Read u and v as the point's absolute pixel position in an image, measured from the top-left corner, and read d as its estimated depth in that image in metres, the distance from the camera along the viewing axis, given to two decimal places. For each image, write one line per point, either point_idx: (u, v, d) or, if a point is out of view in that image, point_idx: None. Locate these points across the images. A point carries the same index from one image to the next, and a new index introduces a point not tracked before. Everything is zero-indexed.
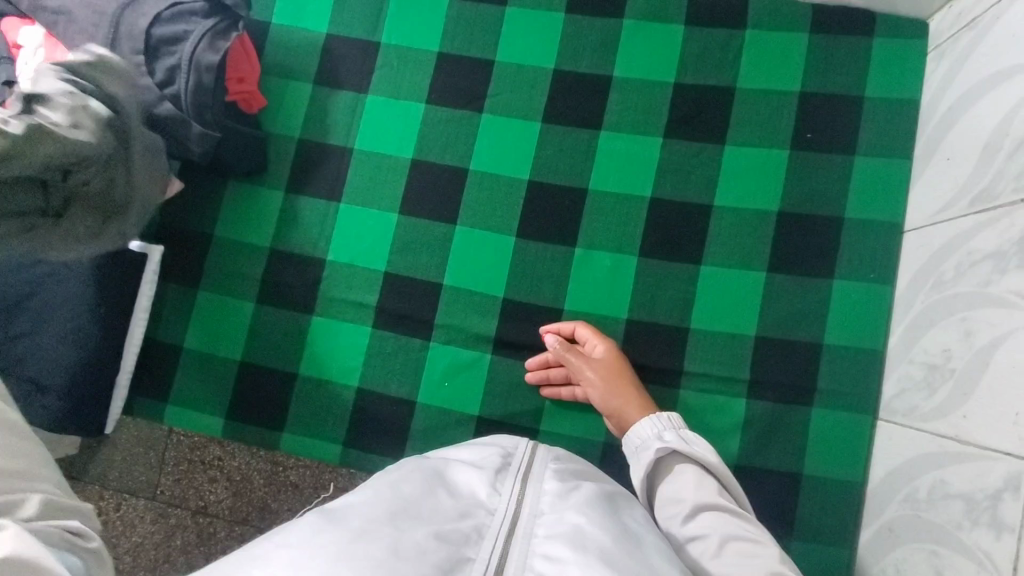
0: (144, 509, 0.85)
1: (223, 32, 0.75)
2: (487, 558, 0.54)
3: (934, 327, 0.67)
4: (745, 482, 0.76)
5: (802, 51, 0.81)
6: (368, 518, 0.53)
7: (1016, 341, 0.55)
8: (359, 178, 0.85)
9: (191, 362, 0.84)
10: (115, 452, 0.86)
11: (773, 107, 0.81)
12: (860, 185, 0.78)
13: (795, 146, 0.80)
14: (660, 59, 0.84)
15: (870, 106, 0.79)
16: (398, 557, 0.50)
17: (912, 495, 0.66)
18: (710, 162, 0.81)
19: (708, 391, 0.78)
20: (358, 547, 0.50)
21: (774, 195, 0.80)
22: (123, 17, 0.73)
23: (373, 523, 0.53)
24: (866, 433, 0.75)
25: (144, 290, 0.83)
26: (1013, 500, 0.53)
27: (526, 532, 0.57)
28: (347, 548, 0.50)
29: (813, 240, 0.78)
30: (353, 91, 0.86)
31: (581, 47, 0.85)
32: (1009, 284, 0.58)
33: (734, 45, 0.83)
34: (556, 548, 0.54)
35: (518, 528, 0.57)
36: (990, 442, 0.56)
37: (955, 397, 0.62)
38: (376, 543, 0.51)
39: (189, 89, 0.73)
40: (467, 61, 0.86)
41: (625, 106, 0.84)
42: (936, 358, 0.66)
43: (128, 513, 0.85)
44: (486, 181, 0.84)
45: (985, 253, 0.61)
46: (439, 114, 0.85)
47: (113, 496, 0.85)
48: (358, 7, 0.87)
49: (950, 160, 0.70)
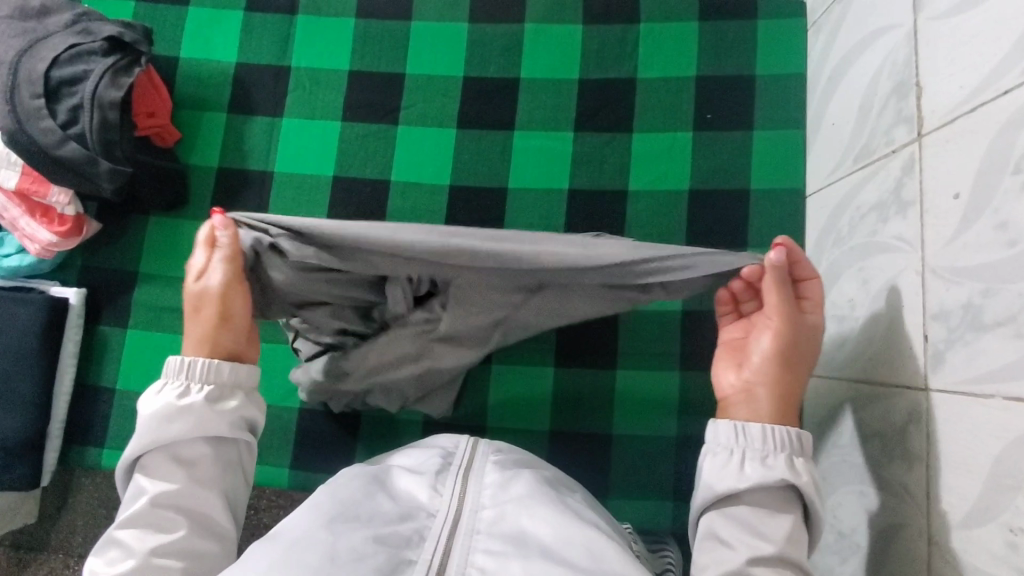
0: None
1: (125, 69, 0.75)
2: (428, 557, 0.53)
3: (838, 280, 0.70)
4: (688, 451, 0.78)
5: (694, 38, 0.86)
6: (306, 529, 0.54)
7: (903, 282, 0.58)
8: (282, 200, 0.85)
9: (124, 403, 0.82)
10: (77, 518, 0.83)
11: (673, 93, 0.85)
12: (761, 157, 0.82)
13: (698, 127, 0.84)
14: (564, 58, 0.87)
15: (761, 83, 0.84)
16: (334, 563, 0.50)
17: (838, 442, 0.68)
18: (621, 149, 0.85)
19: (643, 369, 0.80)
20: (293, 557, 0.51)
21: (684, 175, 0.83)
22: (22, 63, 0.73)
23: (308, 533, 0.53)
24: (796, 390, 0.78)
25: (70, 334, 0.81)
26: (918, 430, 0.55)
27: (468, 528, 0.55)
28: (281, 561, 0.50)
29: (724, 213, 0.82)
30: (268, 116, 0.88)
31: (487, 53, 0.88)
32: (891, 231, 0.61)
33: (630, 38, 0.87)
34: (497, 544, 0.54)
35: (461, 525, 0.55)
36: (894, 379, 0.59)
37: (863, 341, 0.64)
38: (312, 552, 0.51)
39: (94, 128, 0.73)
40: (377, 77, 0.88)
41: (535, 105, 0.87)
42: (843, 309, 0.69)
43: None
44: (407, 190, 0.85)
45: (871, 205, 0.65)
46: (356, 130, 0.87)
47: (78, 565, 0.82)
48: (266, 35, 0.89)
49: (835, 125, 0.74)
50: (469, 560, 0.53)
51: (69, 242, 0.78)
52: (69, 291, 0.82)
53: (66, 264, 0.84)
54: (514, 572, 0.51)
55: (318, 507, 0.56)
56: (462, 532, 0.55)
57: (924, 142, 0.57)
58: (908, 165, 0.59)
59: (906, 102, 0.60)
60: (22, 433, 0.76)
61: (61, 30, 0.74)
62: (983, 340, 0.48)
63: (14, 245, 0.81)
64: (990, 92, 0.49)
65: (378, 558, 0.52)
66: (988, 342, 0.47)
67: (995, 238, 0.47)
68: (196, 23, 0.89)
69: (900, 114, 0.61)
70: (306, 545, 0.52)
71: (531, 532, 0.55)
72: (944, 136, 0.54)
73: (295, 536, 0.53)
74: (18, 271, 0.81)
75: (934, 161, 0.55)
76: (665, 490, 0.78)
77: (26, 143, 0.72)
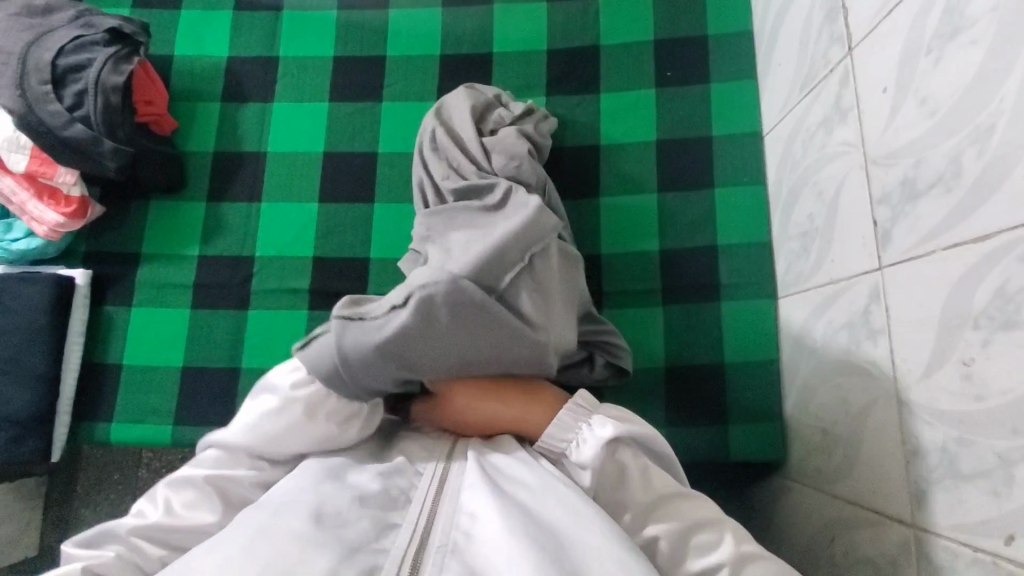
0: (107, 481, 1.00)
1: (125, 58, 0.81)
2: (415, 518, 0.51)
3: (800, 201, 0.75)
4: (677, 378, 0.82)
5: (649, 7, 0.94)
6: (287, 493, 0.52)
7: (852, 180, 0.64)
8: (276, 177, 0.90)
9: (131, 376, 0.84)
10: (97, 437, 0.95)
11: (634, 56, 0.92)
12: (720, 105, 0.89)
13: (659, 84, 0.91)
14: (531, 33, 0.95)
15: (713, 40, 0.91)
16: (320, 523, 0.48)
17: (814, 349, 0.71)
18: (590, 108, 0.91)
19: (628, 306, 0.85)
20: (277, 518, 0.48)
21: (650, 128, 0.90)
22: (30, 52, 0.78)
23: (291, 497, 0.51)
24: (772, 313, 0.82)
25: (77, 314, 0.84)
26: (878, 307, 0.59)
27: (454, 488, 0.54)
28: (265, 522, 0.48)
29: (691, 159, 0.88)
30: (260, 102, 0.93)
31: (460, 33, 0.96)
32: (837, 139, 0.67)
33: (591, 11, 0.95)
34: (479, 504, 0.51)
35: (447, 486, 0.54)
36: (853, 270, 0.63)
37: (823, 247, 0.70)
38: (295, 513, 0.48)
39: (99, 110, 0.78)
40: (360, 61, 0.95)
41: (508, 75, 0.94)
42: (805, 226, 0.74)
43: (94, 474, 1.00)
44: (394, 160, 0.91)
45: (818, 123, 0.71)
46: (342, 109, 0.93)
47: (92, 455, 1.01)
48: (254, 30, 0.96)
49: (781, 65, 0.81)
50: (456, 519, 0.50)
51: (77, 223, 0.83)
52: (76, 272, 0.85)
53: (72, 250, 0.88)
54: (497, 533, 0.48)
55: (301, 476, 0.55)
56: (450, 492, 0.53)
57: (855, 53, 0.63)
58: (844, 78, 0.65)
59: (836, 24, 0.67)
60: (33, 407, 0.79)
61: (65, 24, 0.81)
62: (920, 207, 0.53)
63: (23, 229, 0.85)
64: None
65: (363, 522, 0.49)
66: (925, 205, 0.52)
67: (919, 113, 0.53)
68: (189, 24, 0.96)
69: (833, 36, 0.68)
70: (289, 506, 0.49)
71: (510, 488, 0.53)
72: (871, 42, 0.61)
73: (282, 500, 0.51)
74: (25, 256, 0.85)
75: (864, 67, 0.62)
76: (655, 419, 0.81)
77: (35, 125, 0.77)
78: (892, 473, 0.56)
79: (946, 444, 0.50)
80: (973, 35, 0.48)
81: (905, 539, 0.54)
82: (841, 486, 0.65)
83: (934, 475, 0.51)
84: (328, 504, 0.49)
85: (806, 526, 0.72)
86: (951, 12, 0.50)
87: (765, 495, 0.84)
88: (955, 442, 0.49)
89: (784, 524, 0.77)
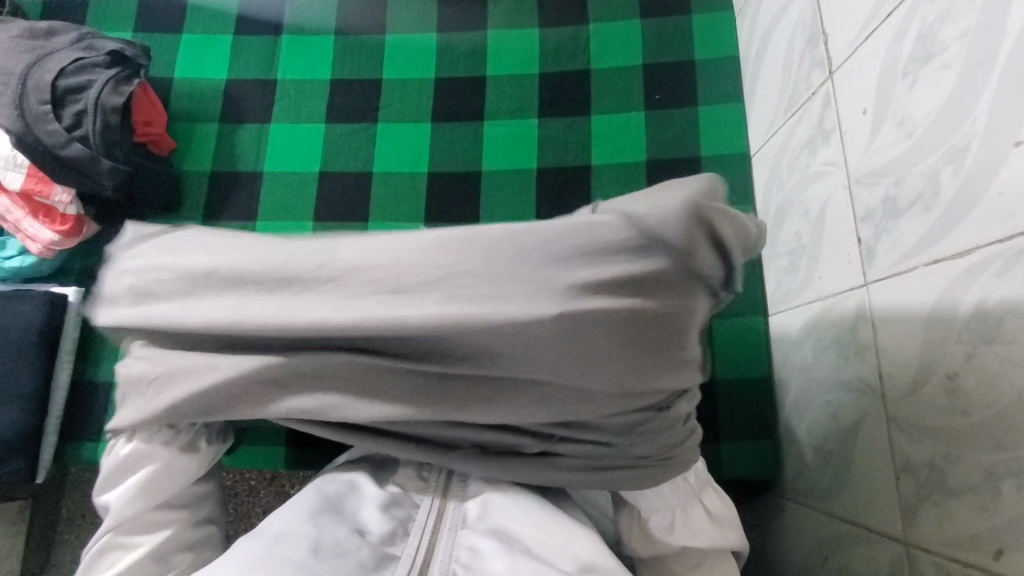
0: (84, 504, 0.99)
1: (125, 79, 0.83)
2: (412, 553, 0.49)
3: (787, 219, 0.77)
4: None
5: (638, 33, 0.96)
6: (288, 521, 0.49)
7: (837, 198, 0.65)
8: (272, 195, 0.92)
9: (121, 394, 0.84)
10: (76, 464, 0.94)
11: (624, 79, 0.95)
12: (708, 127, 0.91)
13: (649, 106, 0.93)
14: (524, 57, 0.97)
15: (700, 65, 0.94)
16: (318, 557, 0.46)
17: (804, 366, 0.72)
18: (582, 130, 0.93)
19: None
20: (276, 550, 0.46)
21: (640, 148, 0.91)
22: (31, 74, 0.80)
23: (292, 526, 0.49)
24: (762, 330, 0.82)
25: (68, 333, 0.84)
26: (864, 323, 0.59)
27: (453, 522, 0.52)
28: (265, 554, 0.46)
29: (680, 178, 0.89)
30: (257, 123, 0.95)
31: (455, 57, 0.98)
32: (821, 158, 0.68)
33: (582, 36, 0.97)
34: (481, 541, 0.50)
35: (445, 518, 0.52)
36: (839, 286, 0.64)
37: (811, 265, 0.70)
38: (295, 546, 0.47)
39: (98, 130, 0.80)
40: (357, 83, 0.97)
41: (501, 98, 0.96)
42: (793, 243, 0.75)
43: (74, 495, 0.99)
44: (389, 179, 0.92)
45: (803, 142, 0.73)
46: (339, 129, 0.95)
47: (72, 476, 1.00)
48: (253, 54, 0.98)
49: (766, 89, 0.84)
50: (453, 555, 0.49)
51: (71, 240, 0.84)
52: (69, 290, 0.85)
53: (65, 267, 0.88)
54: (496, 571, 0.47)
55: (302, 500, 0.52)
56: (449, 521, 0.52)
57: (835, 78, 0.66)
58: (826, 100, 0.67)
59: (817, 49, 0.70)
60: (20, 425, 0.78)
61: (66, 46, 0.83)
62: (901, 223, 0.54)
63: (16, 247, 0.86)
64: (877, 19, 0.58)
65: (361, 553, 0.48)
66: (907, 222, 0.53)
67: (897, 133, 0.55)
68: (189, 47, 0.98)
69: (815, 60, 0.70)
70: (291, 538, 0.47)
71: (513, 529, 0.50)
72: (850, 65, 0.63)
73: (279, 528, 0.49)
74: (18, 273, 0.85)
75: (845, 89, 0.64)
76: None
77: (33, 144, 0.78)
78: (884, 490, 0.56)
79: (933, 457, 0.50)
80: (945, 59, 0.50)
81: (897, 555, 0.54)
82: (834, 504, 0.65)
83: (923, 490, 0.51)
84: (327, 537, 0.48)
85: (801, 544, 0.71)
86: (924, 38, 0.52)
87: (760, 514, 0.83)
88: (942, 457, 0.49)
89: (779, 544, 0.77)
